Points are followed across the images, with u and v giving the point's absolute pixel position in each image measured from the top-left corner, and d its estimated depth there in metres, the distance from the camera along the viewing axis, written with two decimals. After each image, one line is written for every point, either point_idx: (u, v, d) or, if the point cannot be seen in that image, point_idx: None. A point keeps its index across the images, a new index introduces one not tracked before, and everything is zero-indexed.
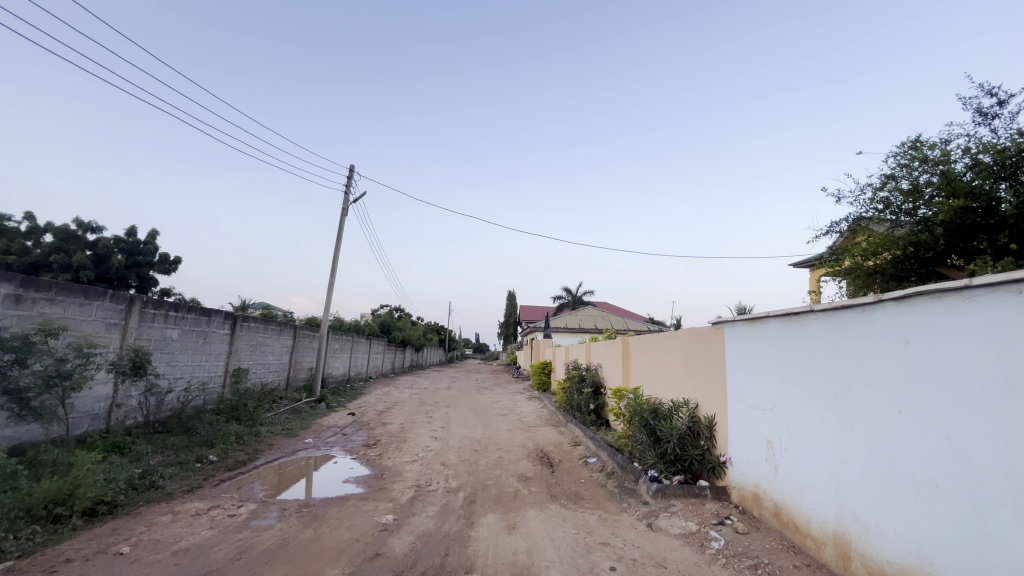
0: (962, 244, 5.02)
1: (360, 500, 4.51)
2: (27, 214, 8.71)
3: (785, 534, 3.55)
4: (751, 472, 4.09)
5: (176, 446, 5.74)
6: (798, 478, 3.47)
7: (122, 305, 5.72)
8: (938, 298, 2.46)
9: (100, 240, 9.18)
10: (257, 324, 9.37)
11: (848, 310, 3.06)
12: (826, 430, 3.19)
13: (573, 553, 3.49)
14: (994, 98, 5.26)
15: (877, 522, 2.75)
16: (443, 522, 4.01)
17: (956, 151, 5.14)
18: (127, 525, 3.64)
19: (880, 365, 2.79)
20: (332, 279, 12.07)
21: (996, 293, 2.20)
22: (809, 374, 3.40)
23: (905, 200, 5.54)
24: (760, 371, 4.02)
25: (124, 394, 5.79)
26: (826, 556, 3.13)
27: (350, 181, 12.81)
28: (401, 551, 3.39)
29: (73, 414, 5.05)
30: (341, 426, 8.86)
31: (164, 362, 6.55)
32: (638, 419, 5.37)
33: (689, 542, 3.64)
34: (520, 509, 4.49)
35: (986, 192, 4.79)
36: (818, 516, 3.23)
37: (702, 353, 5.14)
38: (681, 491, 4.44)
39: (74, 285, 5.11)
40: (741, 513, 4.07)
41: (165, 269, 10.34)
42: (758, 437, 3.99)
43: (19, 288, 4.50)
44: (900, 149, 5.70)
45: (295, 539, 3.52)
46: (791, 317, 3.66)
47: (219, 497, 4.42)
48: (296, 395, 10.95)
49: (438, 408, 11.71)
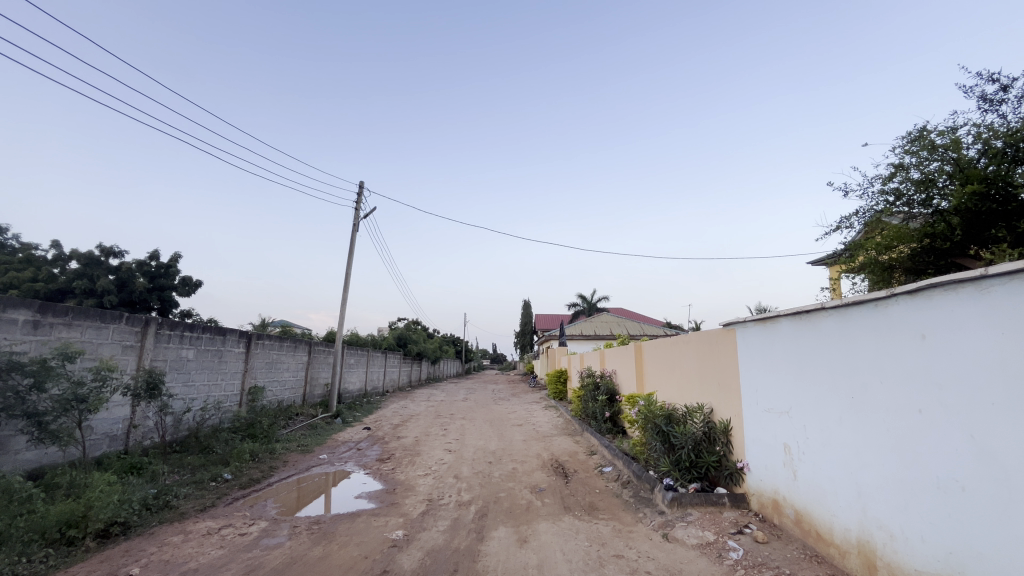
0: (978, 233, 4.85)
1: (371, 516, 4.48)
2: (54, 242, 9.04)
3: (808, 542, 3.39)
4: (769, 478, 3.94)
5: (192, 466, 5.77)
6: (818, 483, 3.32)
7: (138, 327, 5.82)
8: (953, 290, 2.35)
9: (122, 264, 9.44)
10: (273, 341, 9.49)
11: (860, 306, 2.96)
12: (846, 433, 3.06)
13: (585, 567, 3.38)
14: (998, 84, 5.09)
15: (902, 528, 2.61)
16: (453, 537, 3.95)
17: (966, 137, 4.98)
18: (139, 546, 3.66)
19: (896, 362, 2.68)
20: (347, 293, 12.18)
21: (1014, 281, 2.09)
22: (823, 374, 3.28)
23: (916, 190, 5.37)
24: (774, 373, 3.89)
25: (141, 415, 5.88)
26: (851, 565, 2.98)
27: (361, 198, 13.03)
28: (410, 568, 3.34)
29: (91, 437, 5.13)
30: (357, 440, 8.84)
31: (181, 383, 6.64)
32: (650, 425, 5.26)
33: (706, 553, 3.51)
34: (532, 522, 4.39)
35: (1002, 178, 4.62)
36: (841, 523, 3.09)
37: (715, 356, 5.02)
38: (698, 499, 4.30)
39: (91, 309, 5.21)
40: (761, 521, 3.93)
41: (187, 291, 10.56)
42: (774, 441, 3.86)
43: (36, 314, 4.59)
44: (905, 140, 5.54)
45: (303, 557, 3.49)
46: (800, 315, 3.56)
47: (232, 515, 4.42)
48: (312, 410, 11.00)
49: (452, 420, 11.59)
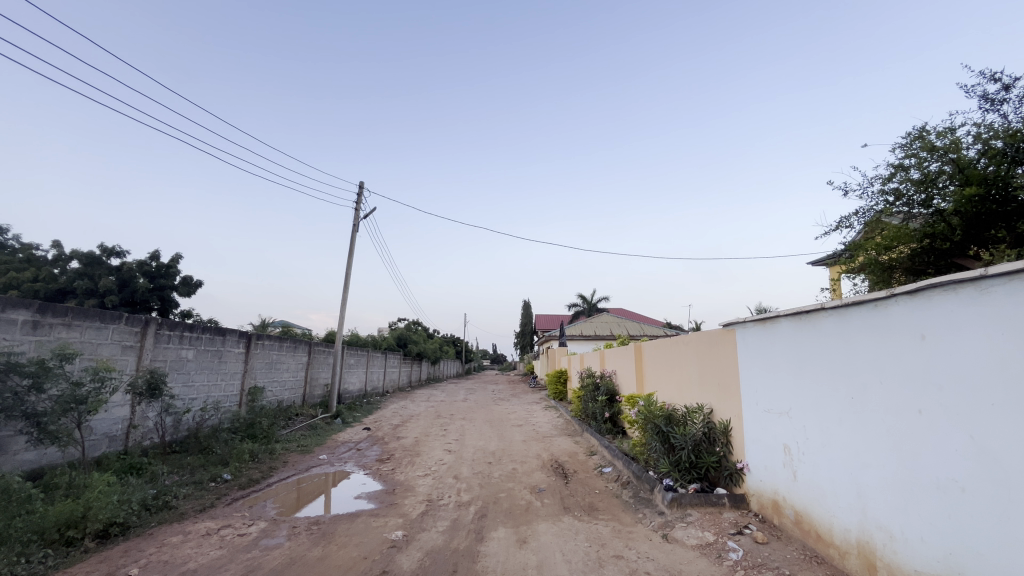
0: (978, 234, 4.85)
1: (371, 516, 4.48)
2: (55, 241, 9.04)
3: (807, 543, 3.39)
4: (769, 479, 3.94)
5: (191, 466, 5.77)
6: (818, 484, 3.32)
7: (138, 328, 5.81)
8: (953, 290, 2.35)
9: (123, 264, 9.44)
10: (273, 341, 9.49)
11: (860, 307, 2.96)
12: (845, 434, 3.05)
13: (585, 568, 3.38)
14: (1000, 83, 5.08)
15: (902, 528, 2.60)
16: (452, 538, 3.94)
17: (965, 138, 4.98)
18: (138, 546, 3.66)
19: (896, 363, 2.67)
20: (347, 293, 12.17)
21: (1013, 281, 2.09)
22: (823, 374, 3.28)
23: (916, 190, 5.37)
24: (774, 374, 3.89)
25: (141, 415, 5.88)
26: (851, 566, 2.97)
27: (361, 198, 13.03)
28: (409, 569, 3.33)
29: (91, 437, 5.13)
30: (356, 441, 8.84)
31: (180, 383, 6.64)
32: (650, 425, 5.25)
33: (706, 554, 3.51)
34: (531, 522, 4.38)
35: (1001, 178, 4.62)
36: (840, 524, 3.08)
37: (714, 356, 5.01)
38: (698, 500, 4.29)
39: (90, 309, 5.20)
40: (760, 521, 3.92)
41: (188, 291, 10.55)
42: (774, 441, 3.85)
43: (36, 314, 4.59)
44: (905, 140, 5.53)
45: (303, 557, 3.49)
46: (800, 315, 3.55)
47: (231, 516, 4.42)
48: (312, 410, 11.00)
49: (452, 420, 11.58)
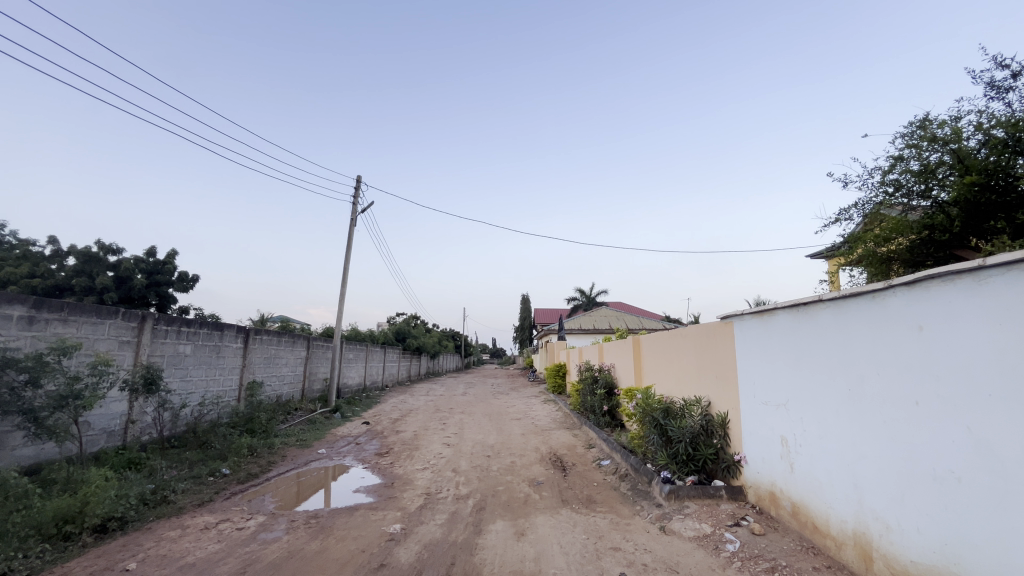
0: (977, 224, 4.81)
1: (369, 510, 4.49)
2: (52, 238, 8.99)
3: (805, 534, 3.40)
4: (766, 471, 3.94)
5: (190, 461, 5.78)
6: (815, 475, 3.31)
7: (134, 323, 5.78)
8: (951, 281, 2.34)
9: (121, 262, 9.41)
10: (272, 336, 9.48)
11: (857, 298, 2.95)
12: (843, 425, 3.04)
13: (582, 559, 3.39)
14: (1007, 71, 5.05)
15: (899, 520, 2.60)
16: (451, 530, 3.95)
17: (967, 128, 4.95)
18: (136, 541, 3.66)
19: (894, 354, 2.66)
20: (345, 288, 12.13)
21: (1012, 272, 2.08)
22: (821, 365, 3.27)
23: (916, 181, 5.35)
24: (771, 366, 3.88)
25: (139, 411, 5.86)
26: (848, 557, 2.97)
27: (360, 193, 12.97)
28: (407, 561, 3.34)
29: (89, 432, 5.13)
30: (356, 435, 8.84)
31: (178, 378, 6.61)
32: (648, 418, 5.25)
33: (703, 545, 3.52)
34: (529, 514, 4.40)
35: (1002, 169, 4.57)
36: (838, 515, 3.09)
37: (712, 349, 5.01)
38: (695, 492, 4.30)
39: (86, 304, 5.16)
40: (758, 513, 3.94)
41: (185, 288, 10.53)
42: (772, 434, 3.85)
43: (31, 310, 4.55)
44: (906, 131, 5.51)
45: (301, 551, 3.50)
46: (798, 307, 3.55)
47: (230, 510, 4.43)
48: (311, 405, 11.00)
49: (451, 414, 11.61)
